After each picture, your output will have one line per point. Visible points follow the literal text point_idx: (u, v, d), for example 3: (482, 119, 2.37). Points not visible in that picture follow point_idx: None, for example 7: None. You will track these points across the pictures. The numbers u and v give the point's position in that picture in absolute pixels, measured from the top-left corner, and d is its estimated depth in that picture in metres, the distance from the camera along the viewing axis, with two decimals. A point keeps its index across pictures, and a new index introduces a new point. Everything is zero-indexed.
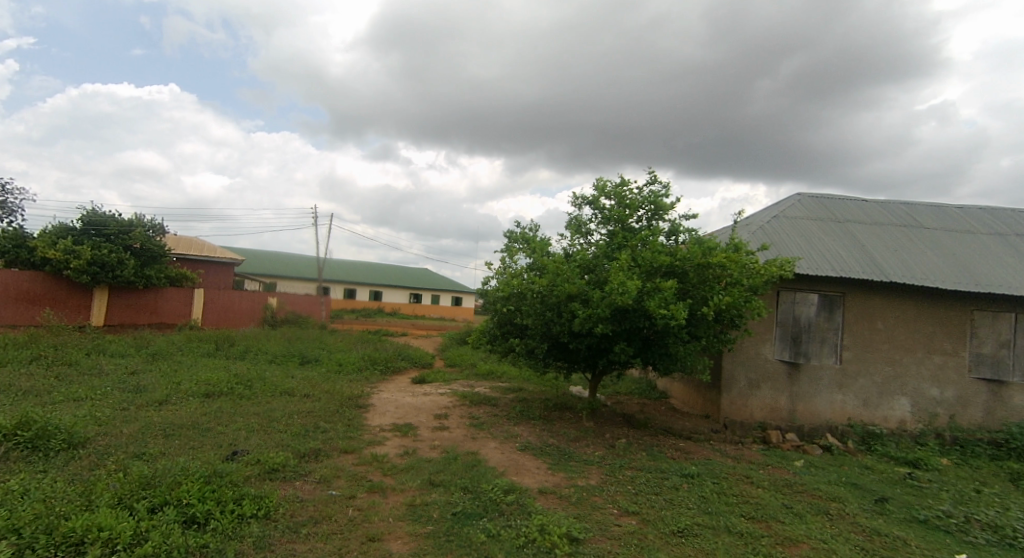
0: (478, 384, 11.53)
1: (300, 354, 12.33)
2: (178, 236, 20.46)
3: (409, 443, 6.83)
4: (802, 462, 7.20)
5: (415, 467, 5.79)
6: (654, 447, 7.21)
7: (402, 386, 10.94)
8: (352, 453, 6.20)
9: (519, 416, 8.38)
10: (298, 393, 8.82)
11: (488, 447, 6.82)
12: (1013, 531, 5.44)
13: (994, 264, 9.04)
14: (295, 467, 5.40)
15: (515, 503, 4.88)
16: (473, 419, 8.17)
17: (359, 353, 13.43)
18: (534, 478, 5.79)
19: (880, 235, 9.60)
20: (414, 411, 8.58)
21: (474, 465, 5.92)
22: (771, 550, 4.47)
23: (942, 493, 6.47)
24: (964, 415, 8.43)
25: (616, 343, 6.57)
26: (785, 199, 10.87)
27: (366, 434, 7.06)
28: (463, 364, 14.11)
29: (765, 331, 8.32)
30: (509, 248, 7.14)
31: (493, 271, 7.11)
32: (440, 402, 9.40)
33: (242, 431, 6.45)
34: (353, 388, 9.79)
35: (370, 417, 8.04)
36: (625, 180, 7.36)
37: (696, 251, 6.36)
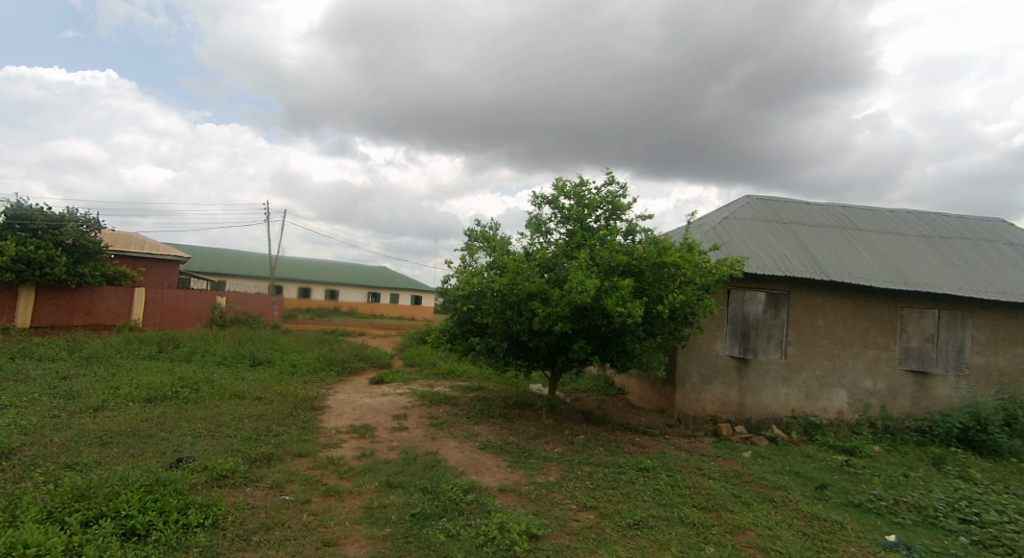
0: (437, 383, 11.63)
1: (251, 355, 12.13)
2: (118, 233, 19.66)
3: (366, 445, 6.89)
4: (750, 453, 7.62)
5: (373, 469, 5.88)
6: (611, 442, 7.50)
7: (358, 387, 10.92)
8: (307, 456, 6.23)
9: (478, 415, 8.54)
10: (249, 396, 8.73)
11: (448, 447, 6.95)
12: (936, 511, 5.95)
13: (922, 264, 9.74)
14: (245, 473, 5.42)
15: (475, 501, 5.04)
16: (432, 419, 8.28)
17: (315, 354, 13.30)
18: (494, 476, 5.97)
19: (821, 237, 10.19)
20: (371, 412, 8.62)
21: (433, 466, 6.05)
22: (721, 539, 4.77)
23: (875, 478, 6.98)
24: (894, 405, 9.07)
25: (576, 341, 6.81)
26: (735, 200, 11.36)
27: (322, 437, 7.08)
28: (423, 364, 14.16)
29: (716, 328, 8.73)
30: (470, 247, 7.28)
31: (454, 269, 7.24)
32: (398, 402, 9.45)
33: (188, 437, 6.38)
34: (307, 390, 9.73)
35: (326, 419, 8.04)
36: (584, 181, 7.61)
37: (652, 251, 6.65)
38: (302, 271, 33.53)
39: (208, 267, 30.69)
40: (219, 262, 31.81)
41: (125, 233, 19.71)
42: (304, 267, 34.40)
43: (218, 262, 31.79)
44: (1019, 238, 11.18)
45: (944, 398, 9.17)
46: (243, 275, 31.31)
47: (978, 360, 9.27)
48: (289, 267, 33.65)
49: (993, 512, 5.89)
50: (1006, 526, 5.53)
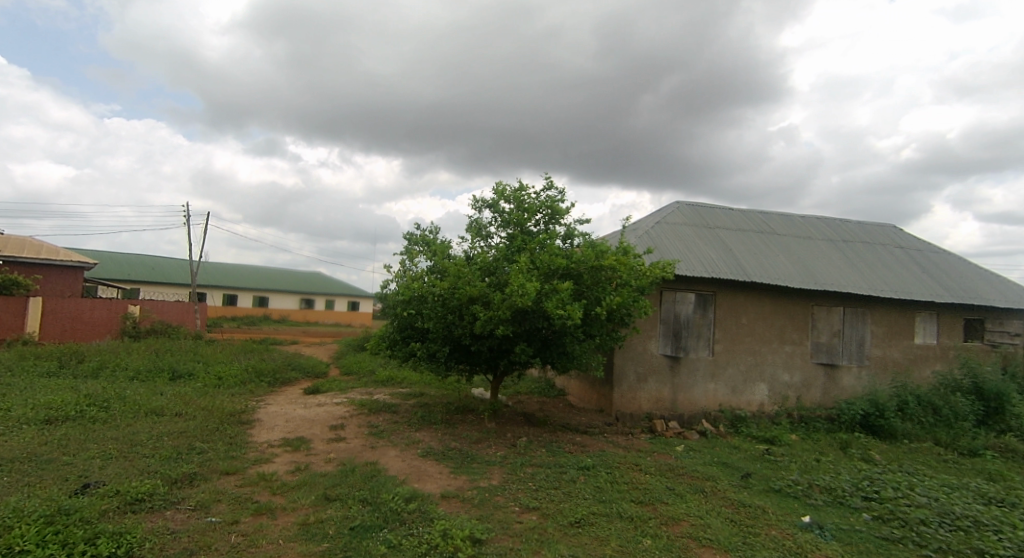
0: (376, 391, 11.60)
1: (170, 369, 11.64)
2: (7, 237, 18.06)
3: (301, 458, 6.87)
4: (682, 446, 8.13)
5: (307, 483, 5.90)
6: (553, 443, 7.80)
7: (290, 397, 10.74)
8: (235, 474, 6.16)
9: (420, 422, 8.65)
10: (168, 412, 8.45)
11: (388, 456, 7.05)
12: (843, 491, 6.60)
13: (829, 266, 10.66)
14: (164, 495, 5.30)
15: (417, 510, 5.18)
16: (371, 428, 8.33)
17: (243, 364, 12.90)
18: (436, 483, 6.13)
19: (743, 241, 10.94)
20: (306, 424, 8.55)
21: (373, 476, 6.14)
22: (657, 531, 5.14)
23: (792, 464, 7.63)
24: (808, 396, 9.88)
25: (517, 344, 7.05)
26: (665, 206, 11.98)
27: (251, 452, 6.99)
28: (362, 372, 14.05)
29: (650, 329, 9.19)
30: (410, 251, 7.40)
31: (393, 273, 7.33)
32: (335, 412, 9.40)
33: (96, 461, 6.15)
34: (235, 404, 9.50)
35: (256, 433, 7.93)
36: (523, 186, 7.89)
37: (590, 254, 7.02)
38: (229, 277, 32.13)
39: (123, 273, 28.96)
40: (134, 269, 30.01)
41: (17, 237, 18.14)
42: (231, 273, 32.98)
43: (133, 269, 29.98)
44: (910, 241, 12.44)
45: (850, 387, 10.08)
46: (164, 284, 29.74)
47: (878, 351, 10.26)
48: (214, 273, 32.12)
49: (890, 489, 6.60)
50: (899, 501, 6.21)
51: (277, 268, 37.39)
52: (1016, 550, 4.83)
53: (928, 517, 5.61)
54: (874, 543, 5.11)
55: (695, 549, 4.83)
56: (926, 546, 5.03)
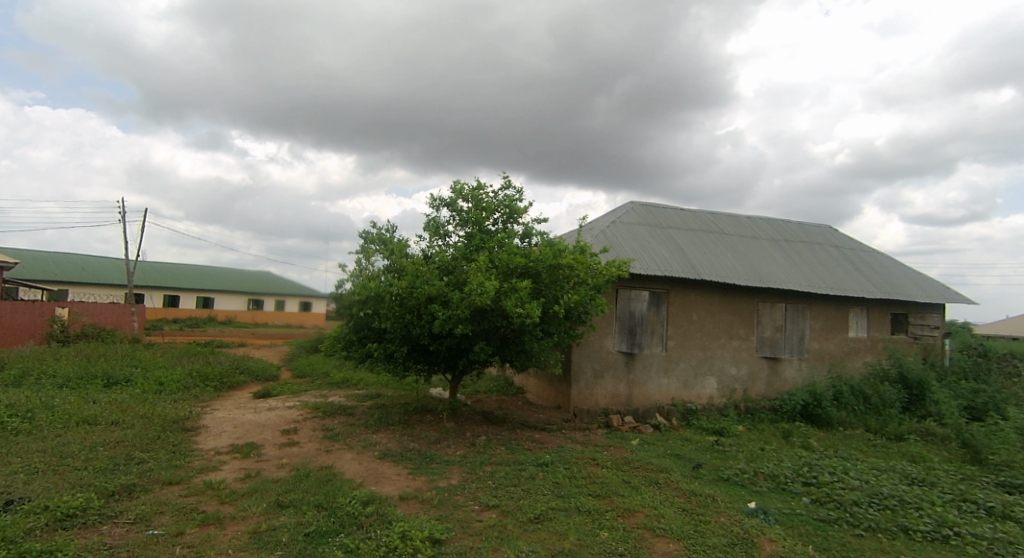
0: (331, 393, 11.50)
1: (104, 375, 11.21)
2: None
3: (251, 465, 6.80)
4: (637, 440, 8.44)
5: (258, 490, 5.87)
6: (511, 441, 7.97)
7: (239, 402, 10.52)
8: (179, 484, 6.05)
9: (377, 423, 8.67)
10: (102, 421, 8.17)
11: (344, 459, 7.05)
12: (785, 478, 7.00)
13: (773, 264, 11.22)
14: (99, 509, 5.18)
15: (374, 513, 5.25)
16: (326, 431, 8.30)
17: (186, 368, 12.53)
18: (395, 485, 6.20)
19: (693, 240, 11.38)
20: (256, 429, 8.44)
21: (328, 480, 6.16)
22: (613, 523, 5.37)
23: (739, 454, 8.04)
24: (754, 388, 10.39)
25: (476, 343, 7.17)
26: (620, 206, 12.32)
27: (196, 460, 6.86)
28: (315, 374, 13.86)
29: (606, 326, 9.45)
30: (366, 250, 7.42)
31: (349, 273, 7.32)
32: (287, 416, 9.30)
33: (22, 475, 5.92)
34: (177, 410, 9.25)
35: (202, 440, 7.78)
36: (481, 185, 8.01)
37: (549, 253, 7.20)
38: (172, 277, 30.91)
39: (53, 274, 27.54)
40: (67, 269, 28.59)
41: None
42: (175, 273, 31.75)
43: (65, 270, 28.52)
44: (845, 241, 13.22)
45: (792, 379, 10.66)
46: (101, 285, 28.39)
47: (816, 344, 10.88)
48: (155, 273, 30.81)
49: (827, 474, 7.05)
50: (835, 485, 6.65)
51: (224, 268, 36.24)
52: (935, 526, 5.25)
53: (860, 498, 6.03)
54: (812, 526, 5.47)
55: (650, 539, 5.07)
56: (858, 526, 5.40)
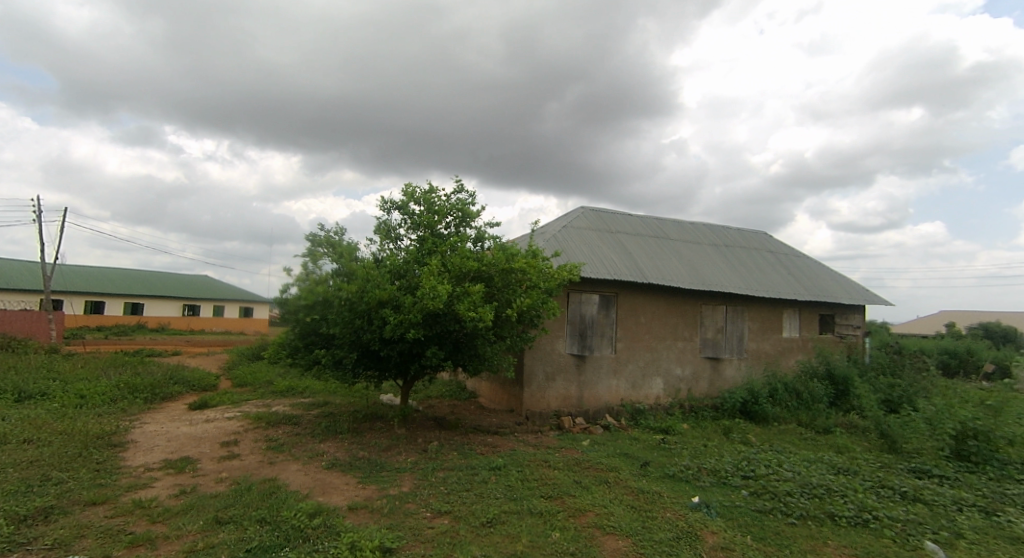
0: (274, 402, 11.25)
1: (17, 390, 10.56)
2: None
3: (186, 480, 6.61)
4: (588, 441, 8.67)
5: (194, 507, 5.72)
6: (464, 445, 8.05)
7: (172, 415, 10.16)
8: (103, 504, 5.82)
9: (325, 432, 8.57)
10: (14, 439, 7.73)
11: (289, 470, 6.96)
12: (726, 472, 7.37)
13: (715, 269, 11.73)
14: (12, 536, 4.93)
15: (321, 525, 5.23)
16: (269, 442, 8.15)
17: (112, 379, 11.96)
18: (343, 495, 6.18)
19: (640, 245, 11.76)
20: (192, 443, 8.19)
21: (271, 493, 6.08)
22: (564, 523, 5.54)
23: (684, 451, 8.40)
24: (697, 388, 10.84)
25: (428, 347, 7.22)
26: (570, 211, 12.58)
27: (124, 478, 6.62)
28: (257, 383, 13.51)
29: (558, 329, 9.64)
30: (313, 254, 7.34)
31: (296, 277, 7.22)
32: (227, 428, 9.06)
33: None
34: (102, 425, 8.85)
35: (130, 457, 7.49)
36: (433, 188, 8.08)
37: (501, 257, 7.33)
38: (98, 282, 29.27)
39: None
40: None
41: None
42: (101, 278, 30.07)
43: None
44: (778, 247, 13.95)
45: (732, 378, 11.19)
46: (17, 292, 26.58)
47: (753, 345, 11.47)
48: (79, 277, 29.17)
49: (763, 467, 7.47)
50: (770, 478, 7.06)
51: (158, 271, 34.61)
52: (857, 510, 5.67)
53: (793, 488, 6.43)
54: (750, 517, 5.79)
55: (600, 537, 5.27)
56: (790, 514, 5.76)
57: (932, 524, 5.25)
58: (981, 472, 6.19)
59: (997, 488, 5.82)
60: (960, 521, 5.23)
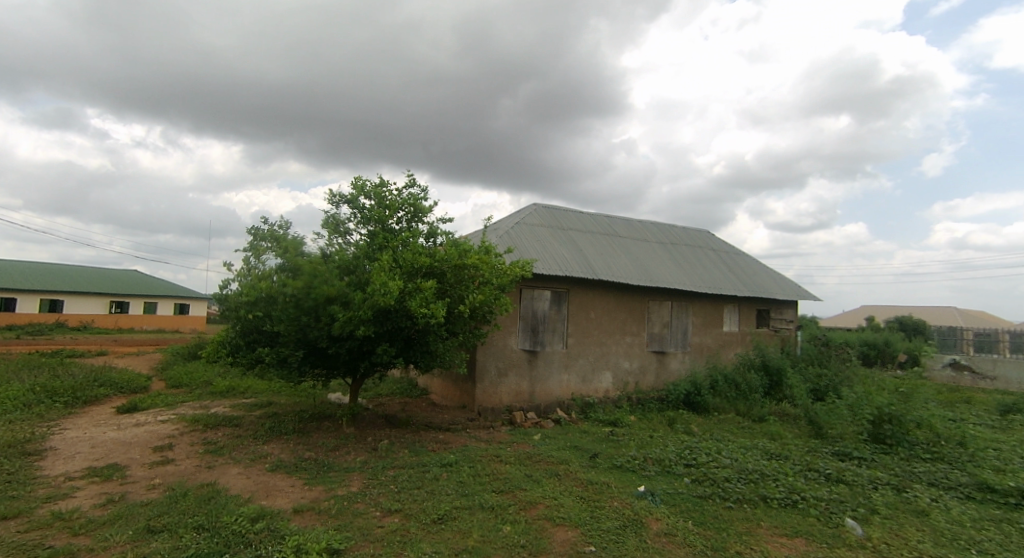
0: (212, 404, 10.91)
1: None
2: None
3: (113, 489, 6.34)
4: (539, 435, 8.85)
5: (122, 516, 5.51)
6: (415, 443, 8.08)
7: (96, 419, 9.70)
8: (18, 517, 5.51)
9: (268, 434, 8.42)
10: None
11: (229, 474, 6.81)
12: (669, 461, 7.70)
13: (661, 266, 12.14)
14: None
15: (264, 529, 5.17)
16: (207, 446, 7.93)
17: (29, 383, 11.28)
18: (288, 498, 6.11)
19: (591, 242, 12.03)
20: (120, 449, 7.86)
21: (210, 499, 5.94)
22: (515, 517, 5.69)
23: (631, 442, 8.70)
24: (644, 381, 11.22)
25: (379, 345, 7.20)
26: (523, 208, 12.71)
27: (41, 489, 6.28)
28: (193, 383, 13.05)
29: (510, 325, 9.77)
30: (256, 248, 7.23)
31: (236, 272, 7.13)
32: (159, 432, 8.74)
33: None
34: (16, 433, 8.36)
35: (49, 466, 7.13)
36: (384, 182, 8.03)
37: (454, 253, 7.39)
38: (15, 278, 27.37)
39: None
40: None
41: None
42: (17, 274, 28.08)
43: None
44: (720, 244, 14.56)
45: (676, 370, 11.64)
46: None
47: (696, 338, 11.97)
48: None
49: (703, 455, 7.85)
50: (710, 465, 7.43)
51: (82, 266, 32.64)
52: (788, 493, 6.05)
53: (730, 474, 6.78)
54: (692, 502, 6.10)
55: (550, 528, 5.44)
56: (727, 499, 6.10)
57: (851, 502, 5.69)
58: (895, 453, 6.73)
59: (908, 467, 6.34)
60: (875, 498, 5.68)
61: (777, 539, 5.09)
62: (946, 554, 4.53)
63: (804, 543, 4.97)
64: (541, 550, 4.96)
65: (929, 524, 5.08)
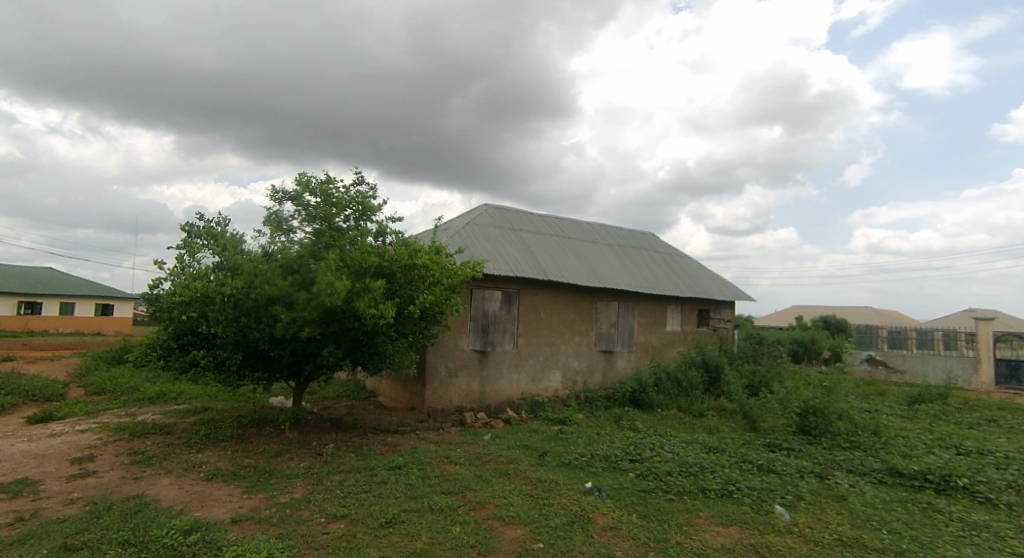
0: (140, 411, 10.44)
1: None
2: None
3: (24, 506, 5.97)
4: (488, 435, 8.93)
5: (37, 535, 5.20)
6: (362, 446, 8.00)
7: (5, 431, 9.09)
8: None
9: (203, 441, 8.14)
10: None
11: (158, 486, 6.56)
12: (615, 457, 7.93)
13: (609, 267, 12.45)
14: None
15: (198, 541, 5.04)
16: (133, 456, 7.59)
17: None
18: (224, 508, 5.94)
19: (540, 243, 12.20)
20: (34, 462, 7.42)
21: (136, 512, 5.70)
22: (464, 517, 5.75)
23: (579, 439, 8.91)
24: (592, 379, 11.50)
25: (325, 346, 7.09)
26: (474, 208, 12.76)
27: None
28: (117, 390, 12.43)
29: (460, 325, 9.80)
30: (190, 246, 7.00)
31: (167, 271, 6.88)
32: (79, 442, 8.30)
33: None
34: None
35: None
36: (330, 179, 7.92)
37: (404, 254, 7.36)
38: None
39: None
40: None
41: None
42: None
43: None
44: (664, 247, 15.06)
45: (623, 369, 11.98)
46: None
47: (642, 338, 12.36)
48: None
49: (648, 449, 8.14)
50: (654, 459, 7.71)
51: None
52: (723, 484, 6.36)
53: (672, 467, 7.06)
54: (636, 495, 6.33)
55: (499, 528, 5.53)
56: (669, 491, 6.36)
57: (780, 489, 6.05)
58: (819, 443, 7.21)
59: (830, 456, 6.80)
60: (801, 485, 6.06)
61: (714, 528, 5.36)
62: (861, 535, 4.90)
63: (737, 530, 5.25)
64: (489, 550, 5.04)
65: (847, 507, 5.48)
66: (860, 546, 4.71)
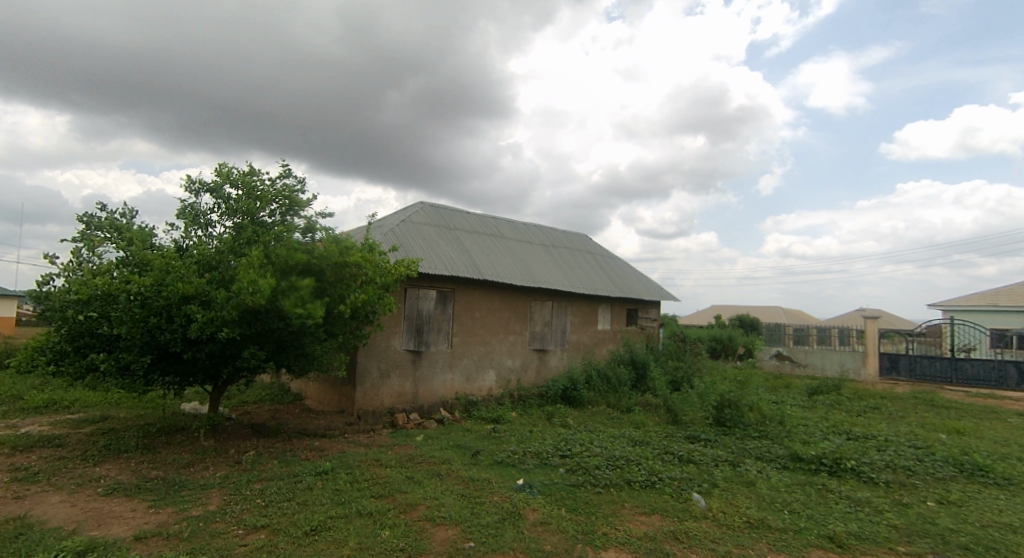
0: (26, 422, 9.61)
1: None
2: None
3: None
4: (421, 436, 8.89)
5: None
6: (286, 452, 7.77)
7: None
8: None
9: (104, 454, 7.64)
10: None
11: (46, 505, 6.09)
12: (546, 453, 8.11)
13: (543, 267, 12.67)
14: None
15: None
16: (20, 473, 7.01)
17: None
18: (125, 525, 5.62)
19: (475, 242, 12.24)
20: None
21: (20, 536, 5.27)
22: (393, 520, 5.73)
23: (511, 437, 9.03)
24: (525, 378, 11.67)
25: (246, 348, 6.84)
26: (409, 206, 12.62)
27: None
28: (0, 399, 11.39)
29: (393, 325, 9.69)
30: (89, 239, 6.56)
31: (62, 266, 6.42)
32: None
33: None
34: None
35: None
36: (254, 171, 7.65)
37: (335, 251, 7.22)
38: None
39: None
40: None
41: None
42: None
43: None
44: (596, 248, 15.48)
45: (555, 367, 12.24)
46: None
47: (574, 337, 12.66)
48: None
49: (577, 445, 8.38)
50: (583, 454, 7.95)
51: None
52: (647, 475, 6.66)
53: (600, 462, 7.31)
54: (565, 490, 6.51)
55: (429, 529, 5.54)
56: (597, 485, 6.58)
57: (697, 479, 6.40)
58: (732, 433, 7.67)
59: (742, 445, 7.25)
60: (716, 474, 6.44)
61: (637, 517, 5.61)
62: (766, 517, 5.28)
63: (658, 519, 5.52)
64: (420, 551, 5.06)
65: (755, 492, 5.88)
66: (764, 526, 5.07)
